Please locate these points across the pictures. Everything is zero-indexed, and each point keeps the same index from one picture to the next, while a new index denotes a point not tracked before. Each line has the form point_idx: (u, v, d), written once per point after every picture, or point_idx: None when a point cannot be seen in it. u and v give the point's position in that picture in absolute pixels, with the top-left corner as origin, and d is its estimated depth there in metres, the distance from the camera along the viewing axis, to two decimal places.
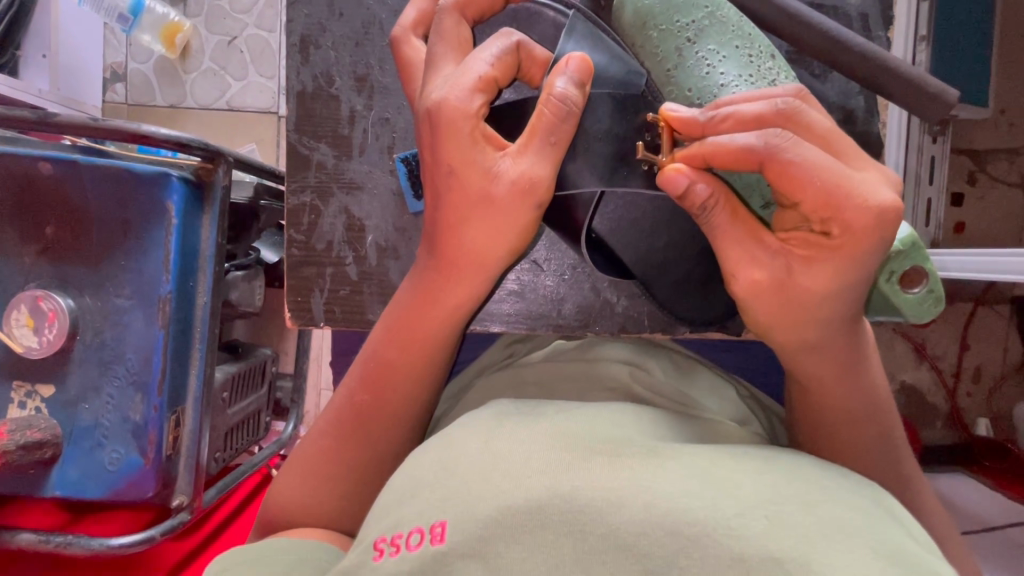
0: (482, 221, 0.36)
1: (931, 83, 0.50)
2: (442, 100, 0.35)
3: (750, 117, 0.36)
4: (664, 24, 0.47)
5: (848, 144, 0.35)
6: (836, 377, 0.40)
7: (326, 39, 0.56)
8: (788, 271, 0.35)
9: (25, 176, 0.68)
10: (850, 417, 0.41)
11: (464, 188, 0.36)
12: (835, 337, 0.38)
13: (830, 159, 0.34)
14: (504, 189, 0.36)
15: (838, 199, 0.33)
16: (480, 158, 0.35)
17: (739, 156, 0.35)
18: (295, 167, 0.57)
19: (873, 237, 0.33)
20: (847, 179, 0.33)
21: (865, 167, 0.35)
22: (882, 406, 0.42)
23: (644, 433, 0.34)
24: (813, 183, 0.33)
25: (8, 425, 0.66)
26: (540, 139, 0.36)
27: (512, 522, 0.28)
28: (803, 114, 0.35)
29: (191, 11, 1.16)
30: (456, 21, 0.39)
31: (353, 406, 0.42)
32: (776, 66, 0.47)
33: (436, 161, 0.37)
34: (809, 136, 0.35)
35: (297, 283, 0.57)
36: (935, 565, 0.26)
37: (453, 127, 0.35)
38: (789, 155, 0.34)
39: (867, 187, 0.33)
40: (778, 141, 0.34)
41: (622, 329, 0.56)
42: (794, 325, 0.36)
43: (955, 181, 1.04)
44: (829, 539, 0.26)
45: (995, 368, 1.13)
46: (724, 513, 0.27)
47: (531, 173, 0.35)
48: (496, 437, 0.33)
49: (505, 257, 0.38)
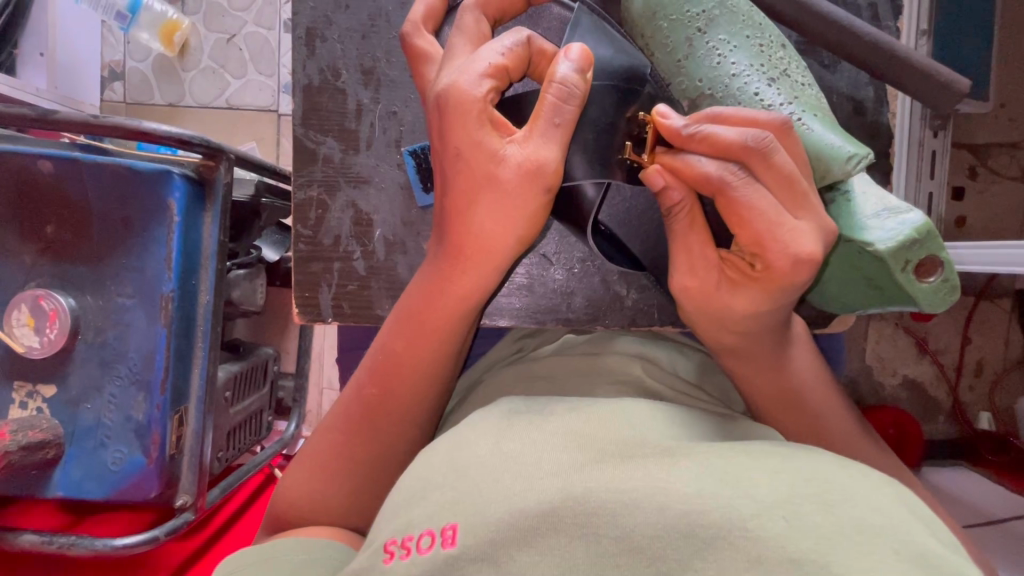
0: (487, 204, 0.36)
1: (941, 73, 0.50)
2: (450, 84, 0.35)
3: (722, 142, 0.35)
4: (674, 14, 0.47)
5: (804, 190, 0.35)
6: (788, 384, 0.41)
7: (332, 32, 0.56)
8: (716, 284, 0.36)
9: (24, 174, 0.67)
10: (820, 422, 0.42)
11: (472, 171, 0.36)
12: (759, 344, 0.39)
13: (774, 203, 0.34)
14: (510, 173, 0.35)
15: (767, 239, 0.33)
16: (487, 141, 0.35)
17: (697, 182, 0.36)
18: (302, 162, 0.57)
19: (793, 278, 0.34)
20: (783, 226, 0.33)
21: (810, 217, 0.34)
22: (843, 411, 0.43)
23: (661, 432, 0.34)
24: (751, 222, 0.34)
25: (10, 426, 0.65)
26: (544, 121, 0.35)
27: (525, 525, 0.27)
28: (768, 155, 0.34)
29: (189, 8, 1.16)
30: (475, 17, 0.39)
31: (362, 399, 0.42)
32: (787, 56, 0.47)
33: (443, 146, 0.36)
34: (770, 178, 0.34)
35: (304, 279, 0.57)
36: (950, 563, 0.26)
37: (462, 108, 0.35)
38: (735, 194, 0.34)
39: (800, 236, 0.33)
40: (732, 178, 0.34)
41: (632, 323, 0.56)
42: (724, 330, 0.38)
43: (956, 176, 1.05)
44: (851, 543, 0.26)
45: (997, 362, 1.13)
46: (741, 514, 0.26)
47: (537, 156, 0.35)
48: (507, 436, 0.33)
49: (513, 246, 0.37)
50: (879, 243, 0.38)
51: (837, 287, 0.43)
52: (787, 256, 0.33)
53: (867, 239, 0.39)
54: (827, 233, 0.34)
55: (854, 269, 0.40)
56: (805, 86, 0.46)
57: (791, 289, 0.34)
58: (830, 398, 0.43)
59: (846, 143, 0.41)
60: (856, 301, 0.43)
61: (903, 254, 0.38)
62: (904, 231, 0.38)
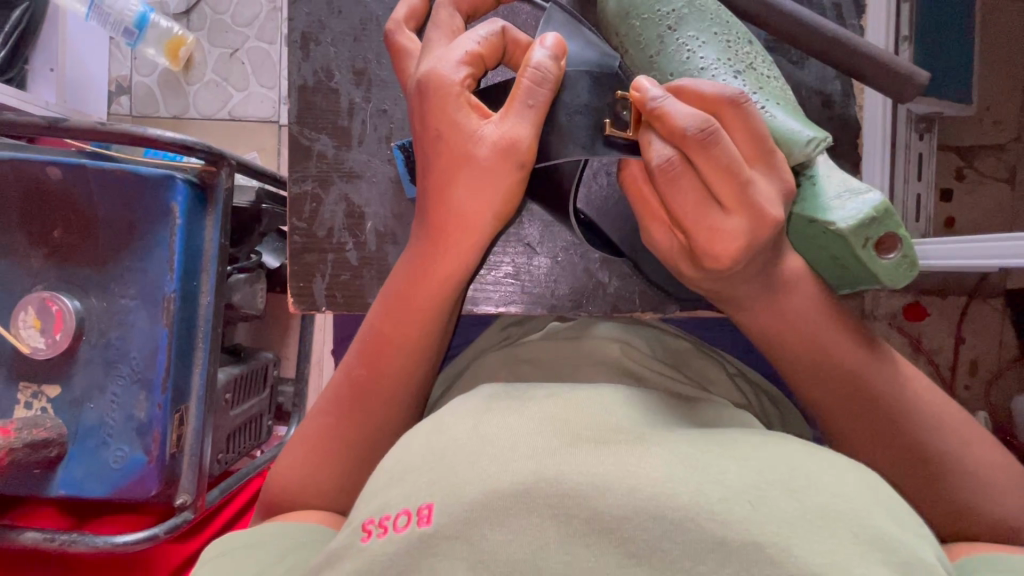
0: (464, 183, 0.38)
1: (901, 66, 0.52)
2: (430, 71, 0.37)
3: (674, 124, 0.35)
4: (646, 14, 0.49)
5: (737, 187, 0.35)
6: (806, 331, 0.41)
7: (326, 36, 0.58)
8: (674, 257, 0.39)
9: (33, 179, 0.69)
10: (847, 378, 0.41)
11: (449, 151, 0.38)
12: (743, 284, 0.39)
13: (695, 197, 0.36)
14: (486, 150, 0.37)
15: (690, 230, 0.36)
16: (465, 122, 0.37)
17: (649, 158, 0.37)
18: (297, 158, 0.59)
19: (717, 267, 0.36)
20: (710, 218, 0.35)
21: (740, 207, 0.35)
22: (872, 355, 0.42)
23: (633, 417, 0.35)
24: (679, 213, 0.36)
25: (15, 423, 0.67)
26: (519, 103, 0.37)
27: (498, 504, 0.29)
28: (708, 149, 0.35)
29: (194, 25, 1.20)
30: (450, 13, 0.41)
31: (352, 380, 0.43)
32: (754, 51, 0.49)
33: (424, 129, 0.38)
34: (708, 171, 0.35)
35: (299, 270, 0.59)
36: (908, 549, 0.29)
37: (441, 94, 0.37)
38: (665, 185, 0.36)
39: (718, 230, 0.35)
40: (670, 168, 0.36)
41: (614, 308, 0.57)
42: (691, 282, 0.41)
43: (943, 178, 1.07)
44: (810, 527, 0.28)
45: (992, 360, 1.14)
46: (710, 498, 0.28)
47: (512, 133, 0.37)
48: (485, 420, 0.34)
49: (492, 223, 0.39)
50: (840, 221, 0.40)
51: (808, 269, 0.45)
52: (708, 250, 0.35)
53: (829, 218, 0.41)
54: (759, 226, 0.35)
55: (820, 250, 0.42)
56: (771, 79, 0.48)
57: (721, 270, 0.36)
58: (844, 337, 0.41)
59: (806, 129, 0.44)
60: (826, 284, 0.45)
61: (863, 232, 0.40)
62: (863, 209, 0.40)
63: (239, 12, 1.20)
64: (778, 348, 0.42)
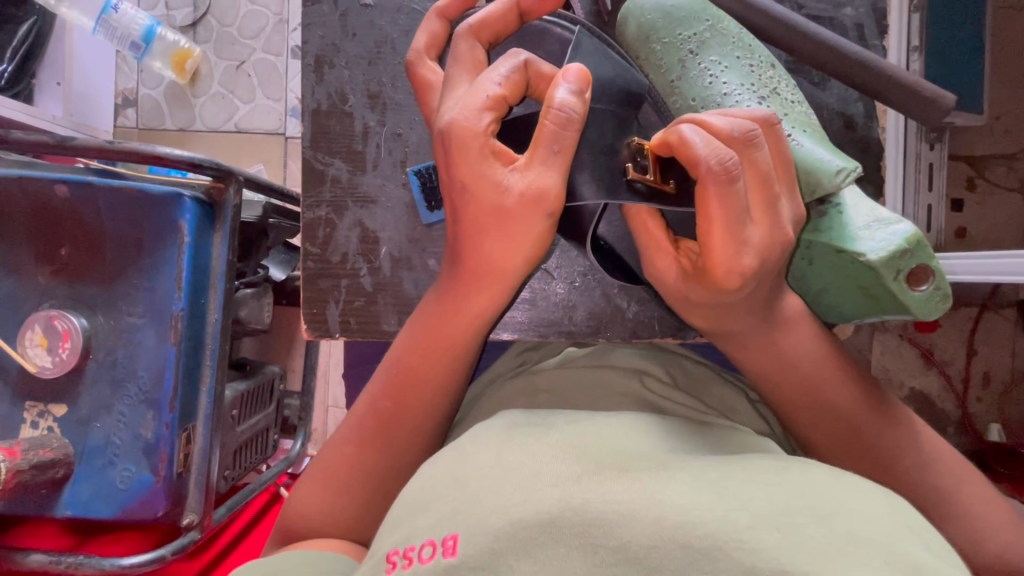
0: (495, 233, 0.37)
1: (926, 88, 0.51)
2: (451, 121, 0.36)
3: (714, 129, 0.35)
4: (667, 38, 0.51)
5: (772, 196, 0.35)
6: (795, 367, 0.42)
7: (340, 59, 0.58)
8: (676, 278, 0.38)
9: (40, 198, 0.69)
10: (840, 419, 0.42)
11: (477, 202, 0.37)
12: (737, 317, 0.40)
13: (743, 204, 0.34)
14: (514, 201, 0.36)
15: (713, 247, 0.34)
16: (491, 173, 0.36)
17: (693, 160, 0.34)
18: (310, 183, 0.58)
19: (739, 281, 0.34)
20: (740, 229, 0.34)
21: (766, 222, 0.35)
22: (857, 393, 0.43)
23: (657, 445, 0.34)
24: (715, 228, 0.33)
25: (21, 444, 0.66)
26: (543, 148, 0.36)
27: (523, 536, 0.27)
28: (750, 155, 0.34)
29: (200, 37, 1.20)
30: (470, 44, 0.40)
31: (376, 413, 0.43)
32: (776, 74, 0.51)
33: (450, 178, 0.38)
34: (750, 175, 0.35)
35: (312, 296, 0.58)
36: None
37: (464, 147, 0.36)
38: (720, 182, 0.33)
39: (744, 248, 0.34)
40: (731, 168, 0.33)
41: (633, 336, 0.57)
42: (693, 310, 0.40)
43: (954, 188, 1.06)
44: (844, 555, 0.26)
45: (1005, 372, 1.13)
46: (736, 526, 0.27)
47: (539, 183, 0.36)
48: (508, 448, 0.33)
49: (522, 269, 0.39)
50: (870, 253, 0.40)
51: (831, 298, 0.45)
52: (731, 265, 0.34)
53: (858, 249, 0.41)
54: (775, 244, 0.35)
55: (846, 277, 0.43)
56: (795, 103, 0.50)
57: (734, 291, 0.35)
58: (836, 377, 0.43)
59: (835, 159, 0.44)
60: (853, 314, 0.45)
61: (895, 263, 0.40)
62: (896, 240, 0.40)
63: (245, 24, 1.19)
64: (773, 383, 0.43)
